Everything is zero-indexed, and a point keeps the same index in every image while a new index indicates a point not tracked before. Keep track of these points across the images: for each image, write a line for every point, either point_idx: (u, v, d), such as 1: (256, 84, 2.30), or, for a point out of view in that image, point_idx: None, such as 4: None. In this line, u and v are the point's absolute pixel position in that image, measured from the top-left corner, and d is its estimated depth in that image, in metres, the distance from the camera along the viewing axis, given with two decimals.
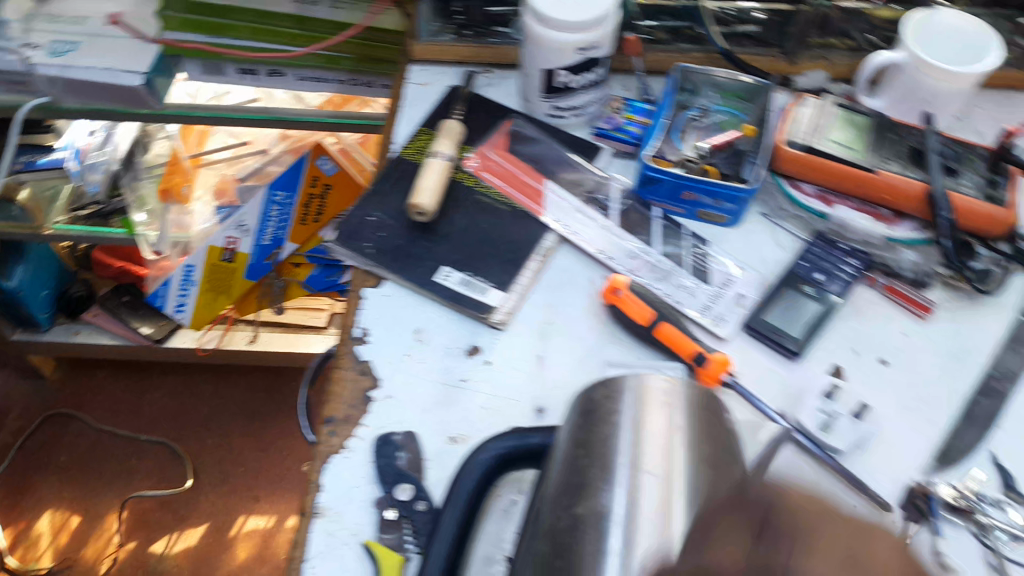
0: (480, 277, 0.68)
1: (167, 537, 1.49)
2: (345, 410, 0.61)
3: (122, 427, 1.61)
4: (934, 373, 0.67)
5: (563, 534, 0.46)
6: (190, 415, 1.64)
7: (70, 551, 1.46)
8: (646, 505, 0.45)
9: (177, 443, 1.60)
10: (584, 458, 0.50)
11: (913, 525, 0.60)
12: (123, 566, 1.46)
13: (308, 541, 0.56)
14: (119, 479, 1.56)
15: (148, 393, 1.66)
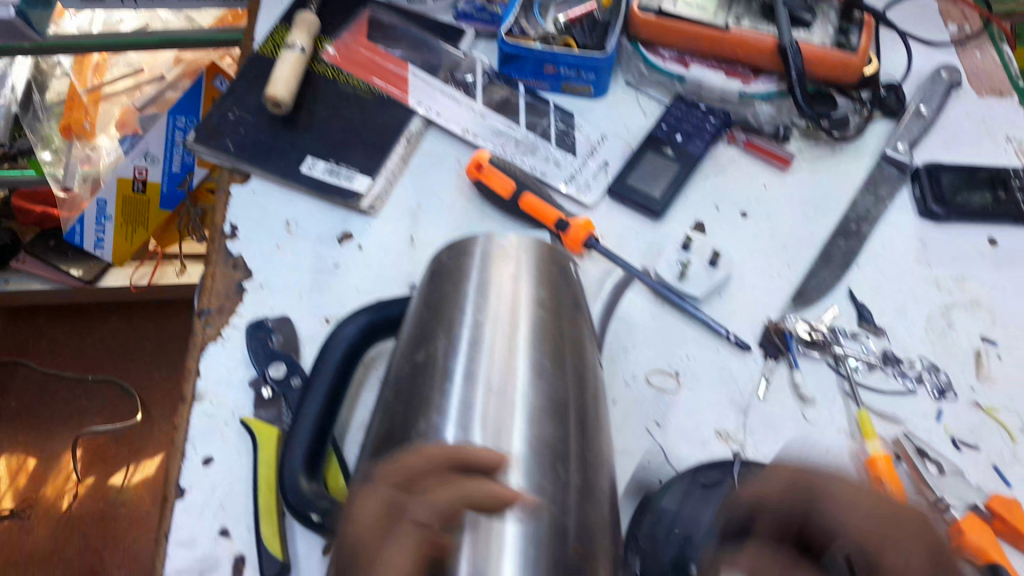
0: (344, 164, 0.68)
1: (125, 470, 1.46)
2: (219, 302, 0.63)
3: (69, 369, 1.58)
4: (793, 223, 0.68)
5: (408, 379, 0.48)
6: (136, 352, 1.60)
7: (30, 492, 1.43)
8: (486, 365, 0.46)
9: (127, 380, 1.56)
10: (430, 317, 0.50)
11: (770, 361, 0.62)
12: (84, 502, 1.43)
13: (189, 424, 0.58)
14: (72, 420, 1.52)
15: (90, 334, 1.62)
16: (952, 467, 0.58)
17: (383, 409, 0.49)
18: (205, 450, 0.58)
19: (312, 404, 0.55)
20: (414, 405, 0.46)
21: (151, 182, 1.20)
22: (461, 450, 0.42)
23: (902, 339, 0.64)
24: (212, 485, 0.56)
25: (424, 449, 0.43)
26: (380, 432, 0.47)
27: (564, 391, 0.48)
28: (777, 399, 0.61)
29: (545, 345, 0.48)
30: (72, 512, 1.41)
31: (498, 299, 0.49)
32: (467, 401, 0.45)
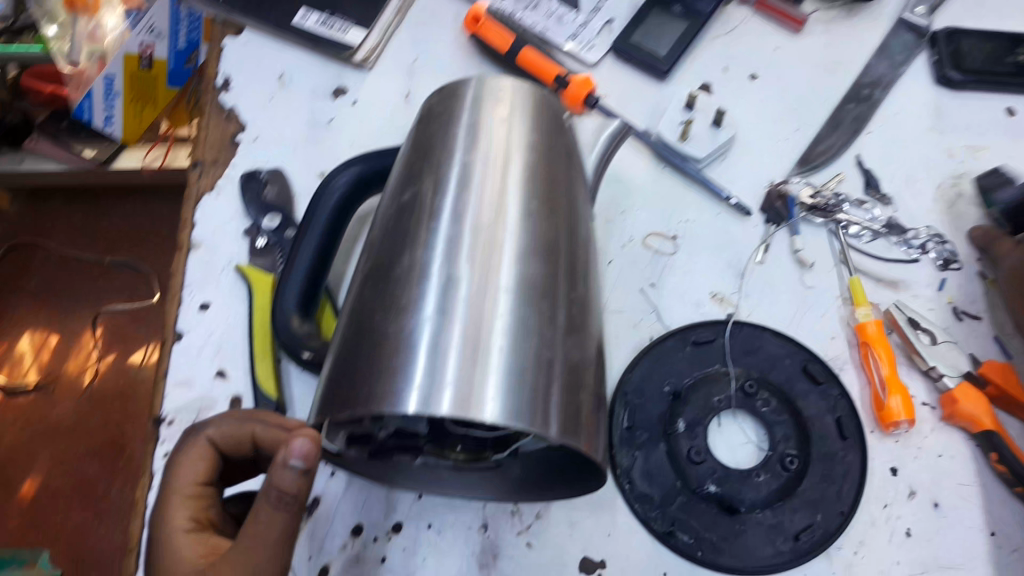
0: (338, 15, 0.66)
1: (144, 350, 1.33)
2: (213, 154, 0.63)
3: (87, 251, 1.38)
4: (802, 88, 0.66)
5: (397, 217, 0.47)
6: (150, 233, 1.39)
7: (54, 367, 1.31)
8: (476, 201, 0.45)
9: (144, 262, 1.37)
10: (420, 161, 0.49)
11: (771, 228, 0.61)
12: (108, 379, 1.31)
13: (185, 271, 0.59)
14: (89, 296, 1.36)
15: (108, 214, 1.40)
16: (947, 337, 0.57)
17: (372, 247, 0.48)
18: (201, 297, 0.58)
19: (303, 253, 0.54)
20: (401, 241, 0.45)
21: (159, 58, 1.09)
22: (444, 281, 0.42)
23: (908, 207, 0.62)
24: (208, 330, 0.57)
25: (409, 282, 0.43)
26: (369, 269, 0.47)
27: (559, 228, 0.46)
28: (775, 264, 0.60)
29: (538, 186, 0.47)
30: (95, 388, 1.30)
31: (491, 136, 0.47)
32: (453, 235, 0.44)
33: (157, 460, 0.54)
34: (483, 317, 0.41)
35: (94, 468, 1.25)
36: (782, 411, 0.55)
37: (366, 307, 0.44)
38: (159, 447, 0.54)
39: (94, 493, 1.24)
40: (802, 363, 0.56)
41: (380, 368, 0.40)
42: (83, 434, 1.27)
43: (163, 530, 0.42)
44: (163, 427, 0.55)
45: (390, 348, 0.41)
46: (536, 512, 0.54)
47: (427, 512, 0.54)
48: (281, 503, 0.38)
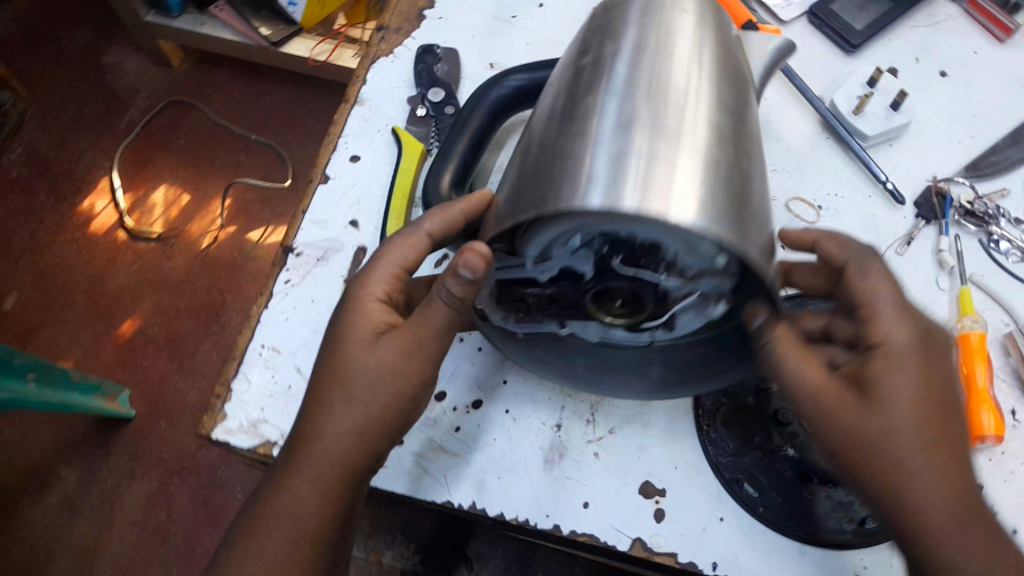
0: None
1: (262, 229, 1.33)
2: (398, 22, 0.66)
3: (237, 124, 1.43)
4: (992, 95, 0.62)
5: (569, 82, 0.44)
6: (295, 125, 1.43)
7: (179, 224, 1.33)
8: (659, 58, 0.41)
9: (283, 147, 1.40)
10: (592, 40, 0.45)
11: (920, 223, 0.58)
12: (221, 248, 1.32)
13: (346, 121, 0.62)
14: (229, 168, 1.39)
15: (263, 98, 1.45)
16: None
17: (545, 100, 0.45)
18: (354, 149, 0.61)
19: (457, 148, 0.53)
20: (576, 91, 0.42)
21: None
22: (628, 114, 0.38)
23: None
24: (353, 180, 0.60)
25: (582, 114, 0.39)
26: (541, 121, 0.43)
27: (745, 105, 0.42)
28: (915, 258, 0.57)
29: (721, 64, 0.43)
30: (210, 252, 1.31)
31: (676, 2, 0.44)
32: (635, 81, 0.40)
33: (279, 283, 0.58)
34: (669, 138, 0.36)
35: (189, 325, 1.26)
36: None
37: (541, 145, 0.41)
38: (283, 273, 0.58)
39: (182, 350, 1.23)
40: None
41: (547, 185, 0.36)
42: (186, 293, 1.28)
43: (361, 293, 0.46)
44: (291, 256, 0.58)
45: (563, 161, 0.37)
46: (610, 427, 0.53)
47: (507, 399, 0.54)
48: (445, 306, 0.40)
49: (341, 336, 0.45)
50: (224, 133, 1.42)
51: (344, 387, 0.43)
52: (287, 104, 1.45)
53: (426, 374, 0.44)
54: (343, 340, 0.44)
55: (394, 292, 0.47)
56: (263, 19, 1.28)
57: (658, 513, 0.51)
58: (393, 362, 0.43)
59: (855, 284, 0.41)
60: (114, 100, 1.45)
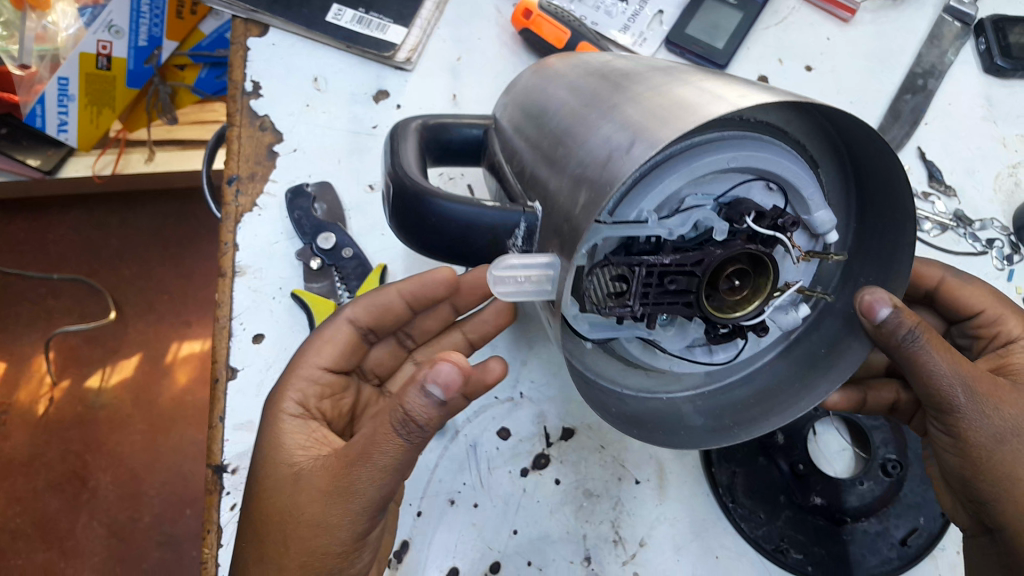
0: (374, 13, 0.61)
1: (99, 371, 1.18)
2: (248, 167, 0.58)
3: (32, 267, 1.22)
4: (857, 78, 0.64)
5: (545, 152, 0.37)
6: (100, 250, 1.23)
7: (3, 397, 1.15)
8: (630, 80, 0.36)
9: (93, 277, 1.22)
10: (540, 113, 0.40)
11: None
12: (61, 408, 1.15)
13: (232, 298, 0.54)
14: (36, 314, 1.20)
15: (52, 231, 1.24)
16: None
17: (528, 132, 0.40)
18: (253, 327, 0.53)
19: (401, 161, 0.43)
20: (588, 86, 0.38)
21: (116, 56, 1.02)
22: (648, 113, 0.31)
23: (971, 199, 0.62)
24: (265, 363, 0.52)
25: (591, 114, 0.35)
26: (553, 127, 0.38)
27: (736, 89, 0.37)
28: None
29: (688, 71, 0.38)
30: (50, 417, 1.14)
31: (598, 58, 0.41)
32: (623, 98, 0.34)
33: (223, 511, 0.49)
34: (725, 80, 0.33)
35: (55, 504, 1.10)
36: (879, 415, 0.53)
37: (559, 205, 0.34)
38: (225, 497, 0.49)
39: (58, 531, 1.09)
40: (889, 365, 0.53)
41: (692, 98, 0.31)
42: (39, 469, 1.12)
43: (276, 405, 0.43)
44: (227, 475, 0.50)
45: (681, 87, 0.32)
46: (639, 539, 0.51)
47: (525, 549, 0.50)
48: (404, 427, 0.36)
49: (266, 461, 0.41)
50: (21, 282, 1.21)
51: (266, 533, 0.39)
52: (82, 232, 1.24)
53: (358, 528, 0.39)
54: (269, 471, 0.40)
55: (314, 403, 0.45)
56: (25, 149, 1.04)
57: None
58: (315, 509, 0.38)
59: None
60: None
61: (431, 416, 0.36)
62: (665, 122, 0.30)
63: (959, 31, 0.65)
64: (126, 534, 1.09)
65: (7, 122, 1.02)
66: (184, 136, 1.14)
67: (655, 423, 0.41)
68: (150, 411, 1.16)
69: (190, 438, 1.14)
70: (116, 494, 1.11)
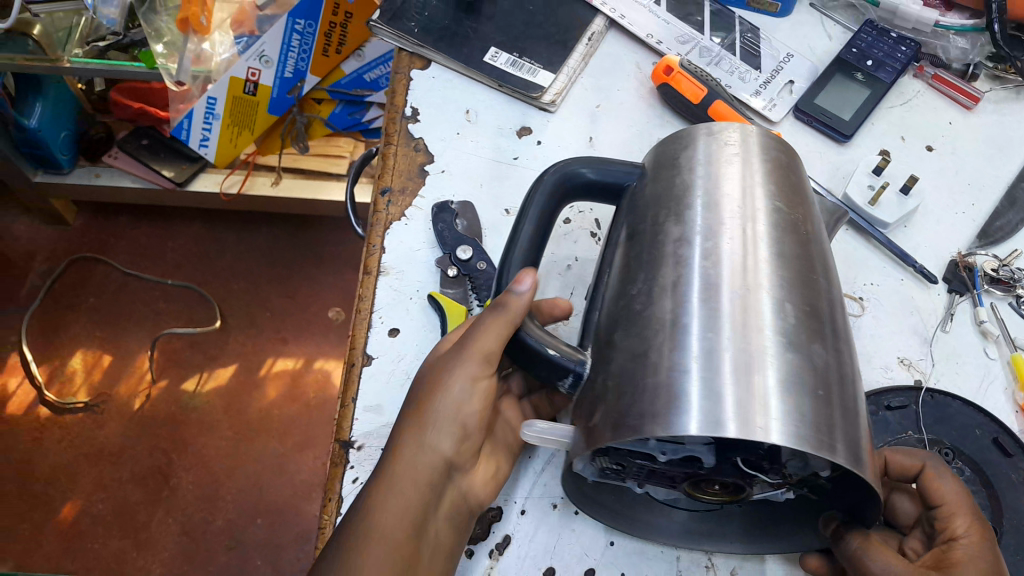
0: (527, 57, 0.68)
1: (197, 376, 1.24)
2: (401, 182, 0.64)
3: (150, 270, 1.32)
4: (976, 165, 0.66)
5: (633, 300, 0.43)
6: (214, 262, 1.34)
7: (105, 388, 1.22)
8: (726, 274, 0.40)
9: (205, 286, 1.31)
10: (649, 242, 0.44)
11: (956, 297, 0.60)
12: (157, 405, 1.22)
13: (374, 295, 0.59)
14: (148, 315, 1.28)
15: (172, 240, 1.35)
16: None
17: (628, 267, 0.45)
18: (390, 322, 0.58)
19: (511, 263, 0.49)
20: (702, 252, 0.42)
21: (263, 83, 1.09)
22: (707, 367, 0.38)
23: None
24: (397, 355, 0.57)
25: (681, 307, 0.40)
26: (644, 285, 0.43)
27: (816, 308, 0.41)
28: (959, 333, 0.58)
29: (791, 267, 0.41)
30: (144, 412, 1.21)
31: (719, 193, 0.44)
32: (708, 318, 0.39)
33: (346, 483, 0.53)
34: (791, 345, 0.39)
35: (136, 496, 1.15)
36: (976, 481, 0.51)
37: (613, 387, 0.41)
38: (348, 471, 0.54)
39: (135, 523, 1.13)
40: (992, 435, 0.52)
41: (746, 390, 0.37)
42: (127, 461, 1.17)
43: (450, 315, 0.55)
44: (353, 450, 0.54)
45: (747, 358, 0.38)
46: (730, 568, 0.52)
47: (619, 561, 0.52)
48: (499, 304, 0.46)
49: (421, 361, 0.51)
50: (137, 284, 1.31)
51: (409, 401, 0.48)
52: (198, 241, 1.35)
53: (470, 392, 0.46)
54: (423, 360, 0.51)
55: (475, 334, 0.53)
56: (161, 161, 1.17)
57: None
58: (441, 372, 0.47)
59: (931, 483, 0.47)
60: (7, 267, 1.31)
61: (506, 322, 0.46)
62: (704, 405, 0.37)
63: None
64: (198, 534, 1.13)
65: (149, 135, 1.18)
66: (307, 166, 1.23)
67: (635, 512, 0.51)
68: (238, 418, 1.22)
69: (273, 450, 1.19)
70: (196, 493, 1.16)
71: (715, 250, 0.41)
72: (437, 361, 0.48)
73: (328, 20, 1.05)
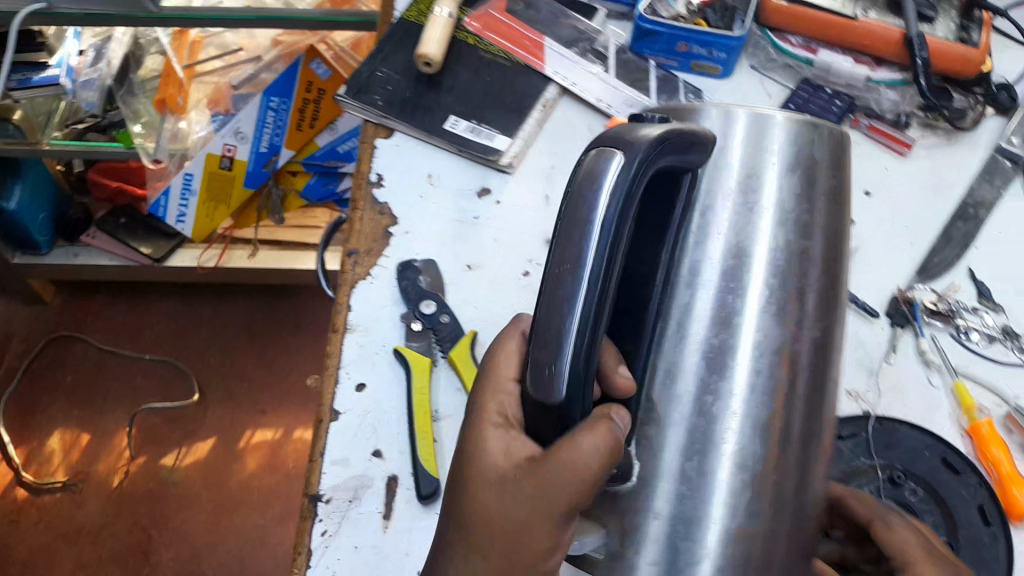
0: (485, 125, 0.72)
1: (176, 451, 1.24)
2: (367, 244, 0.66)
3: (128, 346, 1.33)
4: (914, 207, 0.70)
5: (649, 379, 0.48)
6: (193, 336, 1.35)
7: (84, 466, 1.21)
8: (717, 369, 0.47)
9: (184, 361, 1.32)
10: (663, 320, 0.48)
11: (898, 330, 0.63)
12: (135, 481, 1.21)
13: (341, 351, 0.61)
14: (126, 393, 1.29)
15: (151, 315, 1.36)
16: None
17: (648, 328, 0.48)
18: (357, 377, 0.60)
19: (571, 329, 0.39)
20: (701, 352, 0.47)
21: (239, 159, 1.14)
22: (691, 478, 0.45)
23: (1017, 315, 0.66)
24: (364, 410, 0.59)
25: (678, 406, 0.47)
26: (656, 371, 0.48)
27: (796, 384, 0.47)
28: (903, 366, 0.62)
29: (779, 349, 0.47)
30: (124, 489, 1.20)
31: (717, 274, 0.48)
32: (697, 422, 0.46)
33: (314, 538, 0.54)
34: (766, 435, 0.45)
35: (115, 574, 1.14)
36: (929, 500, 0.55)
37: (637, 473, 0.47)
38: (317, 524, 0.55)
39: None
40: (940, 455, 0.56)
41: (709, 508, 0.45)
42: (106, 540, 1.16)
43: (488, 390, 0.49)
44: (321, 504, 0.55)
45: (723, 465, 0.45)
46: None
47: None
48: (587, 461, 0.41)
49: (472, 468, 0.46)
50: (117, 360, 1.32)
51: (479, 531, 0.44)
52: (177, 317, 1.37)
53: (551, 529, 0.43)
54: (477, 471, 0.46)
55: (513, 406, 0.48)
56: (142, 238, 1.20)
57: None
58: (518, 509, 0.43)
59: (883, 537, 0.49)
60: None
61: (597, 463, 0.41)
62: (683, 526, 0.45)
63: (1010, 168, 0.73)
64: None
65: (127, 214, 1.21)
66: (284, 237, 1.25)
67: None
68: (218, 492, 1.21)
69: (253, 522, 1.19)
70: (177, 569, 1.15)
71: (706, 347, 0.47)
72: (512, 491, 0.44)
73: (301, 96, 1.12)
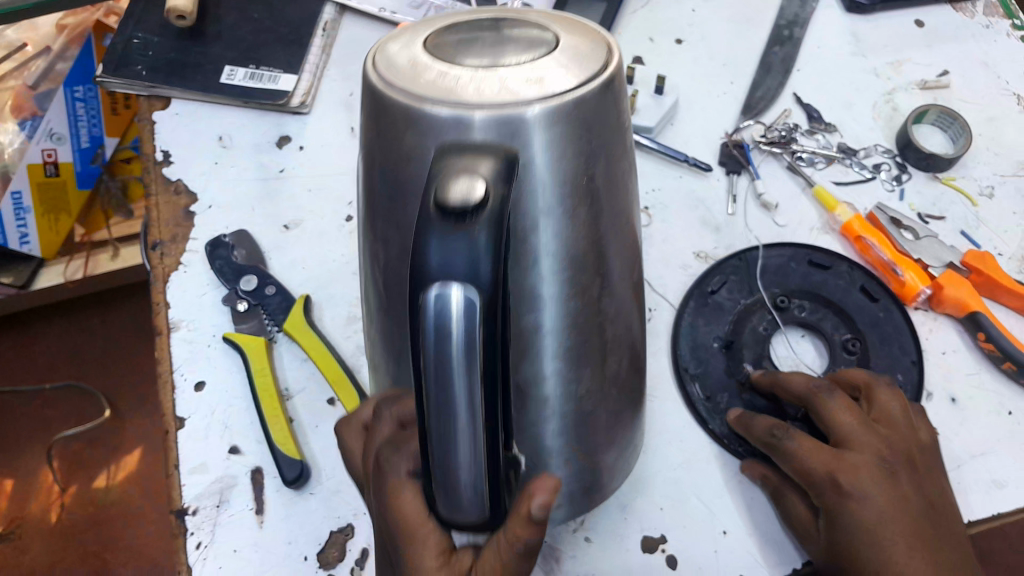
0: (264, 67, 0.67)
1: (105, 471, 1.18)
2: (170, 230, 0.61)
3: (20, 380, 1.24)
4: (727, 44, 0.68)
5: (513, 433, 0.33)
6: (86, 351, 1.28)
7: (15, 512, 1.14)
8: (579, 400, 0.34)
9: (84, 380, 1.25)
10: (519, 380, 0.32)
11: (734, 177, 0.61)
12: (72, 512, 1.15)
13: (170, 354, 0.57)
14: (34, 430, 1.21)
15: (36, 343, 1.28)
16: (928, 232, 0.57)
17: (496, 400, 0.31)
18: (194, 376, 0.56)
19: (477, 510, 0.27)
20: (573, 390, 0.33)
21: (64, 162, 1.00)
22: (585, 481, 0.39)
23: (852, 129, 0.64)
24: (208, 409, 0.55)
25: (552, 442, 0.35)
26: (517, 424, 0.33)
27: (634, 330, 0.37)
28: (745, 212, 0.59)
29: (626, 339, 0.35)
30: (63, 525, 1.13)
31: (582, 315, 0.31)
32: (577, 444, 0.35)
33: (189, 552, 0.49)
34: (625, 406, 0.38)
35: None
36: (818, 308, 0.52)
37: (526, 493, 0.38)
38: (189, 538, 0.50)
39: None
40: (806, 259, 0.55)
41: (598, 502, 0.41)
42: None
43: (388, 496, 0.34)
44: (188, 517, 0.50)
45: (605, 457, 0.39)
46: None
47: None
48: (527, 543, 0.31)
49: None
50: (13, 398, 1.24)
51: None
52: (64, 340, 1.28)
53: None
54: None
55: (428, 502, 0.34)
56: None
57: (670, 561, 0.45)
58: None
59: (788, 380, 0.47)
60: None
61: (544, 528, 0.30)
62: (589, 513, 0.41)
63: None
64: None
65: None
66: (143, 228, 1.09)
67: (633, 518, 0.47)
68: (162, 498, 1.16)
69: None
70: None
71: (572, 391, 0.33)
72: None
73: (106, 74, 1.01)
